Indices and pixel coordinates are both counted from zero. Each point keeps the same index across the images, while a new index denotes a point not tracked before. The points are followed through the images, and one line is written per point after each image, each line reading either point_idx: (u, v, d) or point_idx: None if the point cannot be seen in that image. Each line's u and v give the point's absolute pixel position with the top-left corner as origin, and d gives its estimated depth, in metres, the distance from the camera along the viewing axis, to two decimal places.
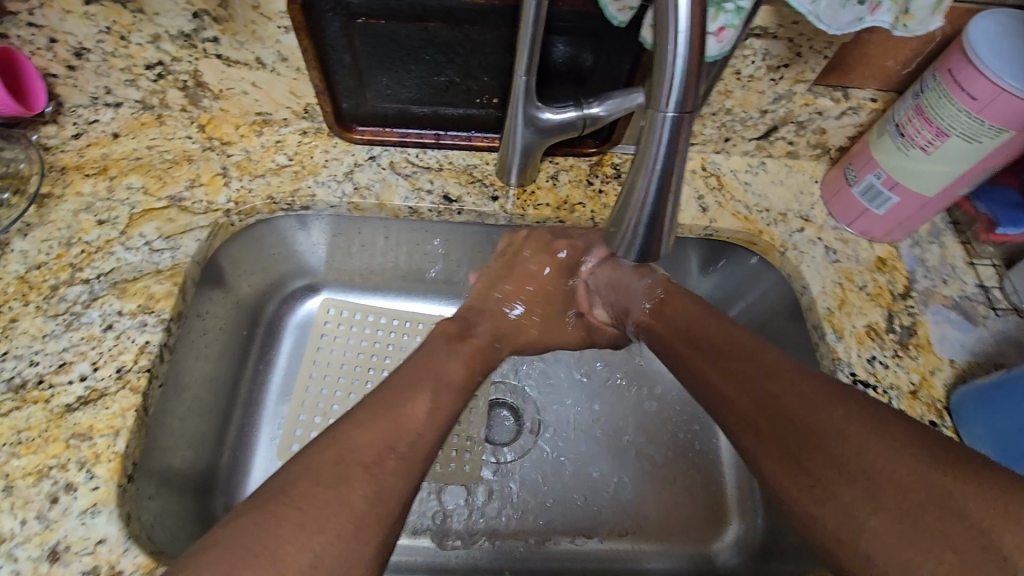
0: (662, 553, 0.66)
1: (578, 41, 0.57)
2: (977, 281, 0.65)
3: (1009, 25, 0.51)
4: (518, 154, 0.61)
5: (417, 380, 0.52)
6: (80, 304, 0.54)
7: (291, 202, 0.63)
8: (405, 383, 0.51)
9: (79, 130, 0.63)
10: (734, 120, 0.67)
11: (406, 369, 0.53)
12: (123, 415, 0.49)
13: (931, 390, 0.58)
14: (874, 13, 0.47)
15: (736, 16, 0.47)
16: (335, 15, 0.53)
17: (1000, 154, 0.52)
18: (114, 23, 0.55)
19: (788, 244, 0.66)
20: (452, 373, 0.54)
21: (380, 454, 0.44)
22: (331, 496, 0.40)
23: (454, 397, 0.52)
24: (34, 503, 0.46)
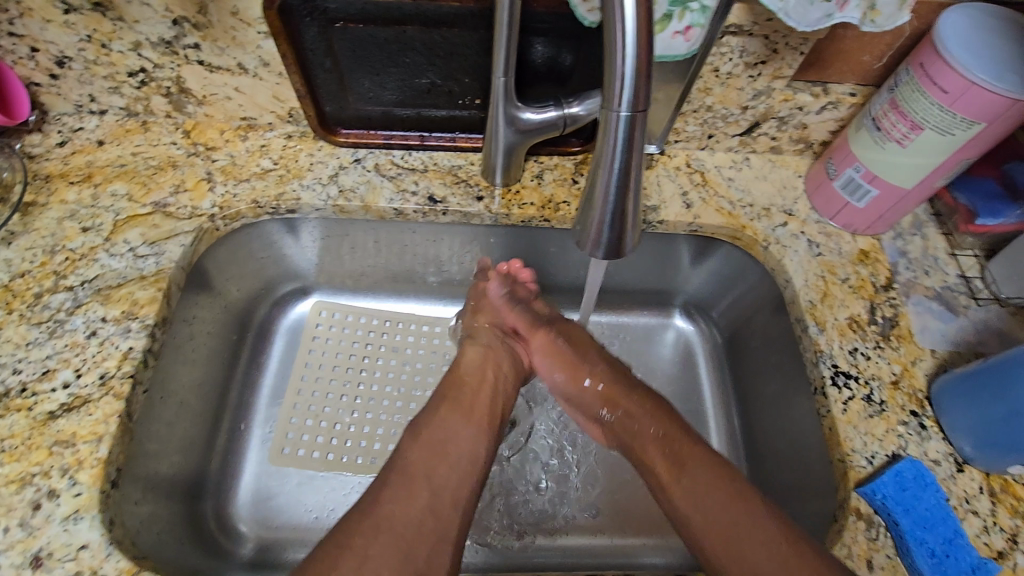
0: (655, 548, 0.66)
1: (557, 41, 0.57)
2: (959, 271, 0.66)
3: (981, 20, 0.51)
4: (501, 154, 0.61)
5: (434, 440, 0.52)
6: (64, 311, 0.55)
7: (276, 206, 0.63)
8: (424, 456, 0.51)
9: (63, 138, 0.63)
10: (715, 117, 0.67)
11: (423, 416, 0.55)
12: (106, 421, 0.50)
13: (913, 380, 0.59)
14: (843, 9, 0.48)
15: (701, 15, 0.48)
16: (313, 20, 0.54)
17: (974, 144, 0.52)
18: (95, 31, 0.55)
19: (770, 239, 0.67)
20: (462, 437, 0.53)
21: (419, 490, 0.48)
22: (388, 543, 0.45)
23: (472, 445, 0.53)
24: (17, 510, 0.46)
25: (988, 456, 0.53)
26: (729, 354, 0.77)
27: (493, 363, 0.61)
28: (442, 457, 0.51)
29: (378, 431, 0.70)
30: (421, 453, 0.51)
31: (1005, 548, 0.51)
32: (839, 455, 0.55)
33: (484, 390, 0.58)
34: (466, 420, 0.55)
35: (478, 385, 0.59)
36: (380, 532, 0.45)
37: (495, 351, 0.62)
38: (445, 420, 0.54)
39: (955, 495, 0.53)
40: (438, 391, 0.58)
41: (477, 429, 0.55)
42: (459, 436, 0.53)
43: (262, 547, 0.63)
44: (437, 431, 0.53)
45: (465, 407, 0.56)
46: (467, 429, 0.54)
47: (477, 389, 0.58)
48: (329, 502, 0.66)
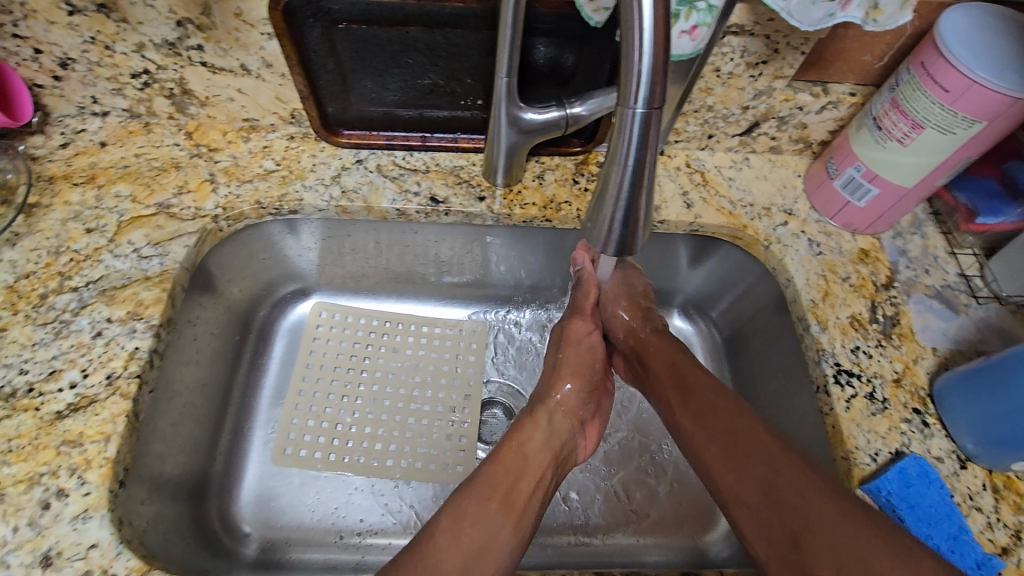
0: (656, 547, 0.67)
1: (559, 42, 0.58)
2: (958, 270, 0.66)
3: (982, 19, 0.52)
4: (503, 154, 0.61)
5: (474, 523, 0.48)
6: (70, 311, 0.55)
7: (278, 207, 0.63)
8: (456, 564, 0.45)
9: (66, 139, 0.63)
10: (715, 117, 0.68)
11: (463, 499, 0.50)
12: (113, 421, 0.50)
13: (914, 378, 0.59)
14: (845, 9, 0.48)
15: (708, 14, 0.49)
16: (317, 21, 0.54)
17: (978, 143, 0.53)
18: (99, 32, 0.55)
19: (772, 238, 0.67)
20: (499, 534, 0.48)
21: None
22: None
23: (507, 541, 0.48)
24: (25, 510, 0.46)
25: (990, 453, 0.53)
26: (729, 354, 0.77)
27: (558, 445, 0.58)
28: (478, 565, 0.46)
29: (380, 431, 0.70)
30: (455, 565, 0.45)
31: (1009, 544, 0.51)
32: (841, 453, 0.55)
33: (530, 479, 0.54)
34: (504, 513, 0.50)
35: (524, 475, 0.54)
36: (417, 573, 0.44)
37: (557, 437, 0.59)
38: (485, 517, 0.49)
39: (958, 492, 0.53)
40: (488, 470, 0.53)
41: (517, 529, 0.49)
42: (497, 541, 0.48)
43: (265, 547, 0.63)
44: (476, 529, 0.48)
45: (508, 500, 0.51)
46: (507, 535, 0.49)
47: (522, 480, 0.53)
48: (330, 503, 0.66)
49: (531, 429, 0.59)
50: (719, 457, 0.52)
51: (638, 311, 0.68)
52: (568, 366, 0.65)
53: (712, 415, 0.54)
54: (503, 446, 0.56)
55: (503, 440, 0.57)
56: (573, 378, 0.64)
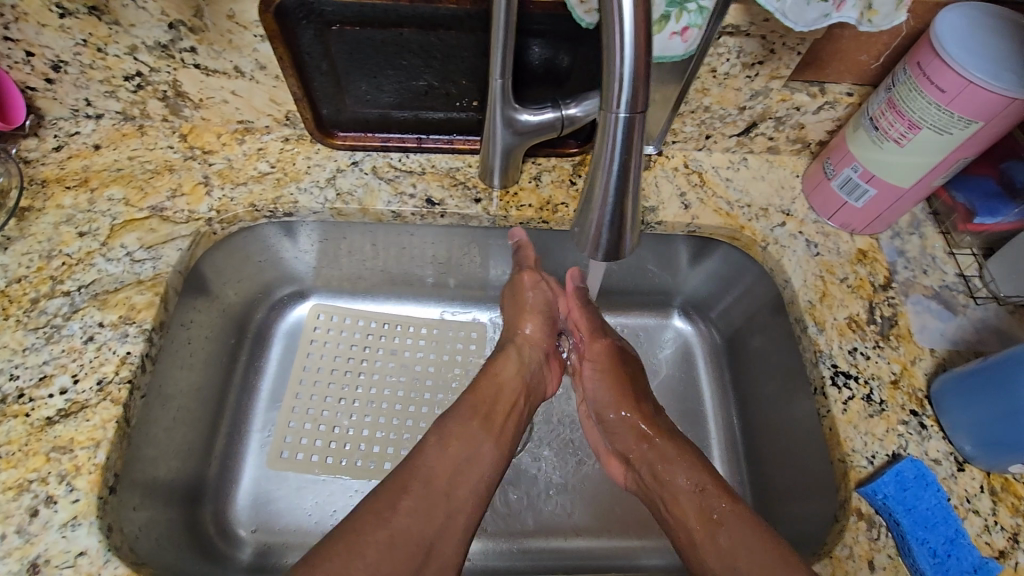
0: (654, 550, 0.66)
1: (554, 43, 0.57)
2: (957, 271, 0.66)
3: (977, 18, 0.52)
4: (499, 155, 0.61)
5: (460, 440, 0.53)
6: (61, 316, 0.54)
7: (273, 209, 0.63)
8: (446, 469, 0.50)
9: (60, 142, 0.63)
10: (712, 117, 0.67)
11: (449, 416, 0.55)
12: (104, 426, 0.50)
13: (912, 380, 0.59)
14: (840, 9, 0.48)
15: (698, 15, 0.48)
16: (310, 23, 0.54)
17: (972, 143, 0.52)
18: (90, 35, 0.55)
19: (769, 239, 0.67)
20: (485, 456, 0.53)
21: (427, 498, 0.48)
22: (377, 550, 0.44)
23: (494, 460, 0.53)
24: (14, 516, 0.46)
25: (988, 455, 0.53)
26: (729, 355, 0.76)
27: (529, 376, 0.62)
28: (464, 474, 0.51)
29: (378, 434, 0.70)
30: (445, 469, 0.50)
31: (1006, 547, 0.51)
32: (839, 455, 0.55)
33: (507, 406, 0.58)
34: (485, 432, 0.54)
35: (501, 402, 0.58)
36: (412, 479, 0.49)
37: (530, 368, 0.63)
38: (470, 435, 0.53)
39: (956, 495, 0.53)
40: (468, 396, 0.58)
41: (498, 444, 0.55)
42: (478, 451, 0.53)
43: (261, 551, 0.63)
44: (462, 446, 0.52)
45: (488, 423, 0.55)
46: (488, 448, 0.53)
47: (500, 403, 0.58)
48: (328, 506, 0.66)
49: (503, 361, 0.62)
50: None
51: (640, 409, 0.63)
52: (529, 309, 0.66)
53: (754, 556, 0.48)
54: (479, 377, 0.60)
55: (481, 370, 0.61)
56: (532, 319, 0.66)
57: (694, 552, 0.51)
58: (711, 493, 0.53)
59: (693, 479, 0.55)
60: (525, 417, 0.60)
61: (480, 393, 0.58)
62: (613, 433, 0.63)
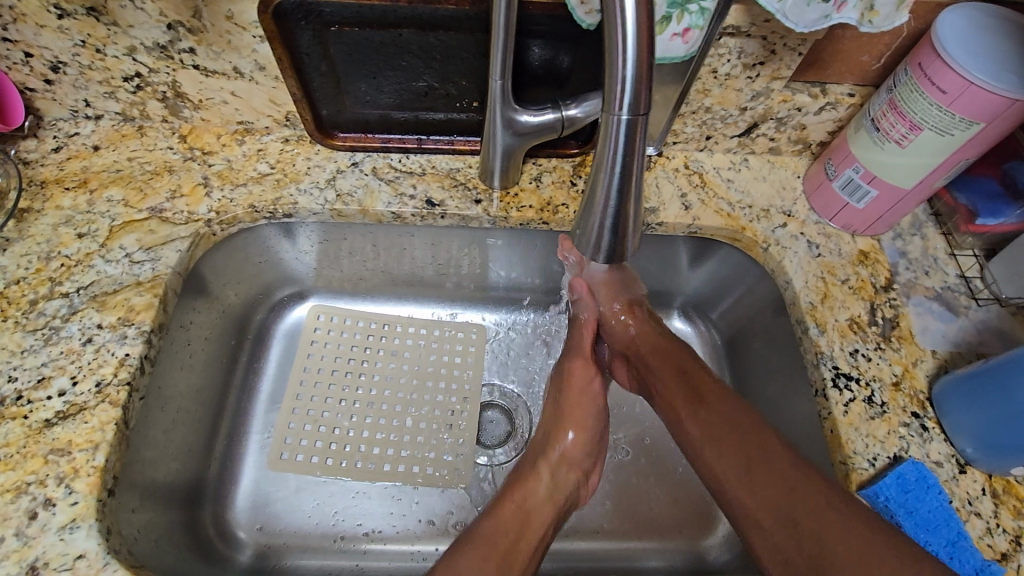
0: (656, 551, 0.66)
1: (554, 43, 0.57)
2: (959, 272, 0.66)
3: (978, 19, 0.51)
4: (499, 156, 0.61)
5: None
6: (59, 318, 0.54)
7: (273, 210, 0.63)
8: None
9: (59, 143, 0.63)
10: (713, 118, 0.67)
11: (463, 548, 0.51)
12: (102, 429, 0.50)
13: (914, 382, 0.59)
14: (840, 10, 0.47)
15: (700, 16, 0.48)
16: (308, 24, 0.54)
17: (973, 145, 0.52)
18: (89, 36, 0.55)
19: (770, 240, 0.67)
20: None
21: None
22: None
23: None
24: (12, 519, 0.46)
25: (990, 457, 0.52)
26: (730, 356, 0.76)
27: (562, 498, 0.58)
28: None
29: (378, 435, 0.70)
30: None
31: (1008, 550, 0.50)
32: (840, 457, 0.55)
33: (531, 534, 0.54)
34: (504, 571, 0.50)
35: (526, 530, 0.54)
36: None
37: (563, 489, 0.59)
38: (483, 569, 0.49)
39: (957, 497, 0.53)
40: (493, 520, 0.54)
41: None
42: None
43: (261, 553, 0.63)
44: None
45: (506, 556, 0.51)
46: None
47: (524, 531, 0.54)
48: (328, 507, 0.66)
49: (532, 482, 0.59)
50: (733, 474, 0.52)
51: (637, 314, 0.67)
52: (569, 417, 0.64)
53: (728, 428, 0.54)
54: (507, 499, 0.56)
55: (507, 492, 0.58)
56: (576, 428, 0.63)
57: (679, 423, 0.58)
58: (693, 371, 0.60)
59: (679, 363, 0.61)
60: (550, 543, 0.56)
61: (508, 521, 0.54)
62: (609, 333, 0.69)
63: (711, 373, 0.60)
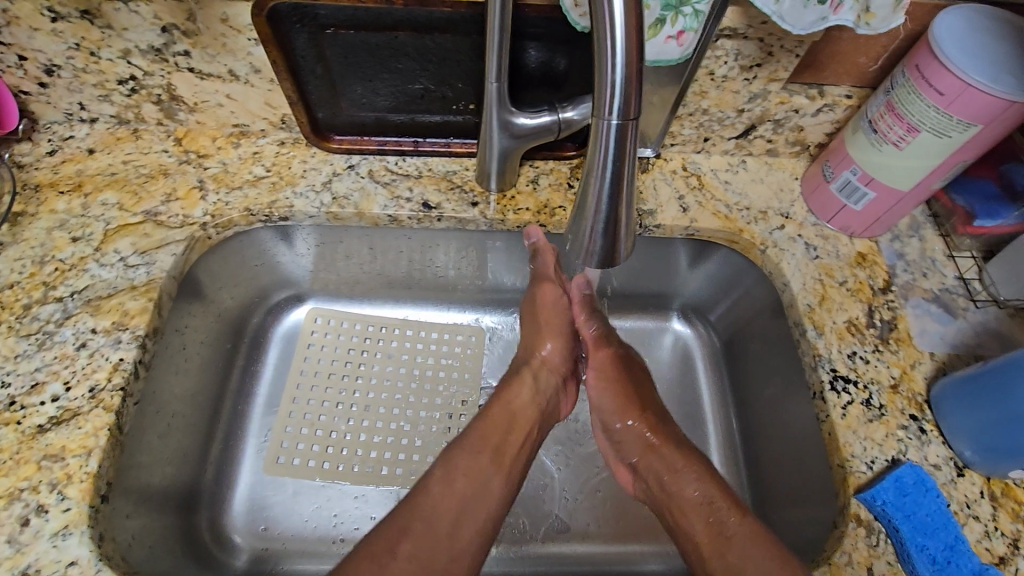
0: (654, 555, 0.66)
1: (550, 46, 0.57)
2: (957, 273, 0.66)
3: (974, 20, 0.51)
4: (496, 159, 0.61)
5: (464, 473, 0.51)
6: (53, 322, 0.54)
7: (269, 214, 0.63)
8: (449, 506, 0.49)
9: (53, 147, 0.63)
10: (710, 120, 0.67)
11: (450, 449, 0.53)
12: (96, 434, 0.49)
13: (912, 384, 0.59)
14: (837, 12, 0.47)
15: (695, 19, 0.48)
16: (304, 27, 0.53)
17: (968, 148, 0.52)
18: (83, 39, 0.55)
19: (768, 242, 0.66)
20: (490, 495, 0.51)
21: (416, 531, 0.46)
22: None
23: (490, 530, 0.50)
24: (5, 526, 0.45)
25: (988, 460, 0.52)
26: (728, 358, 0.76)
27: (545, 403, 0.61)
28: (472, 514, 0.49)
29: (375, 439, 0.69)
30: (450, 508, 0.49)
31: (1006, 554, 0.50)
32: (838, 461, 0.55)
33: (515, 431, 0.57)
34: (495, 466, 0.53)
35: (513, 427, 0.57)
36: (414, 522, 0.47)
37: (544, 395, 0.62)
38: (474, 469, 0.52)
39: (956, 500, 0.52)
40: (478, 426, 0.56)
41: (506, 478, 0.53)
42: (486, 484, 0.52)
43: (257, 557, 0.62)
44: (467, 479, 0.51)
45: (493, 447, 0.54)
46: (496, 481, 0.52)
47: (512, 431, 0.56)
48: (326, 512, 0.65)
49: (517, 386, 0.61)
50: None
51: (646, 418, 0.62)
52: (545, 327, 0.66)
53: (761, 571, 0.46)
54: (494, 403, 0.59)
55: (494, 397, 0.60)
56: (552, 338, 0.66)
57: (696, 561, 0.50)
58: (716, 497, 0.52)
59: (702, 488, 0.53)
60: (534, 448, 0.59)
61: (498, 419, 0.57)
62: (620, 442, 0.62)
63: (736, 502, 0.52)
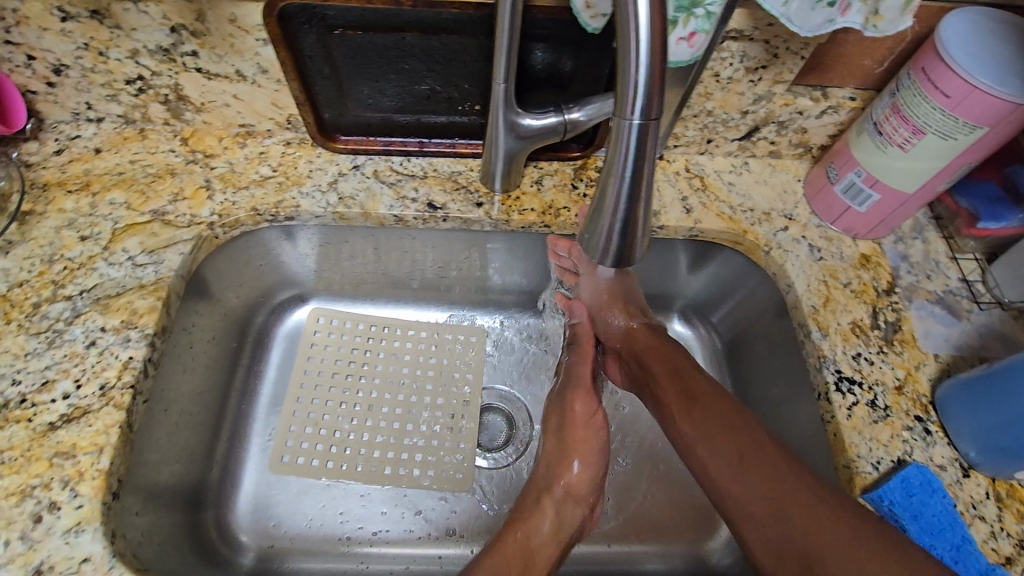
0: (657, 555, 0.66)
1: (557, 47, 0.57)
2: (960, 275, 0.66)
3: (983, 23, 0.51)
4: (502, 160, 0.61)
5: None
6: (62, 321, 0.54)
7: (275, 213, 0.63)
8: None
9: (60, 146, 0.63)
10: (715, 121, 0.67)
11: None
12: (107, 432, 0.49)
13: (916, 385, 0.59)
14: (845, 15, 0.47)
15: (706, 21, 0.48)
16: (312, 27, 0.54)
17: (979, 149, 0.52)
18: (92, 39, 0.55)
19: (772, 244, 0.67)
20: None
21: None
22: None
23: None
24: (17, 523, 0.45)
25: (993, 461, 0.52)
26: (730, 359, 0.76)
27: (566, 538, 0.58)
28: None
29: (379, 438, 0.70)
30: None
31: (1012, 554, 0.50)
32: (843, 461, 0.55)
33: (530, 572, 0.54)
34: None
35: (527, 569, 0.54)
36: None
37: (567, 523, 0.58)
38: None
39: (961, 501, 0.53)
40: (487, 559, 0.53)
41: None
42: None
43: (264, 556, 0.63)
44: None
45: None
46: None
47: (523, 572, 0.54)
48: (332, 510, 0.65)
49: (534, 520, 0.58)
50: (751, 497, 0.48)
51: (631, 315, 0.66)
52: (574, 446, 0.62)
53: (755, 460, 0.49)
54: (507, 536, 0.56)
55: (507, 529, 0.57)
56: (582, 459, 0.61)
57: (671, 423, 0.56)
58: (698, 387, 0.55)
59: (670, 363, 0.59)
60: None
61: (508, 556, 0.54)
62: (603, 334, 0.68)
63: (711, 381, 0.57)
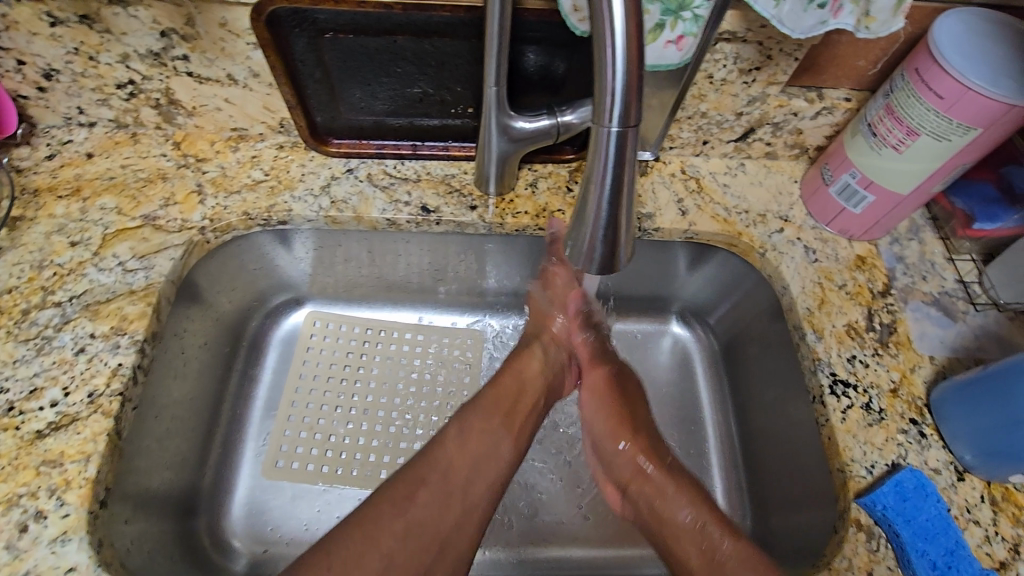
0: (652, 559, 0.66)
1: (549, 49, 0.57)
2: (957, 276, 0.66)
3: (972, 23, 0.51)
4: (494, 163, 0.60)
5: (474, 439, 0.53)
6: (52, 327, 0.54)
7: (267, 218, 0.63)
8: (463, 463, 0.51)
9: (52, 151, 0.63)
10: (710, 123, 0.67)
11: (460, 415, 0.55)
12: (95, 439, 0.49)
13: (912, 388, 0.58)
14: (837, 16, 0.47)
15: (694, 23, 0.48)
16: (303, 31, 0.53)
17: (970, 151, 0.52)
18: (82, 43, 0.55)
19: (767, 246, 0.66)
20: (501, 456, 0.53)
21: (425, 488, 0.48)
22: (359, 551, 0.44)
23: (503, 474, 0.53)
24: (3, 532, 0.45)
25: (988, 464, 0.52)
26: (726, 362, 0.76)
27: (552, 377, 0.63)
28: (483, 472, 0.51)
29: (374, 443, 0.69)
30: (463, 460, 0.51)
31: (1006, 559, 0.50)
32: (838, 465, 0.54)
33: (525, 400, 0.58)
34: (505, 427, 0.55)
35: (521, 397, 0.58)
36: (431, 472, 0.49)
37: (552, 367, 0.63)
38: (485, 430, 0.54)
39: (956, 505, 0.52)
40: (490, 389, 0.58)
41: (515, 441, 0.55)
42: (499, 446, 0.54)
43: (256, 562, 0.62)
44: (481, 439, 0.53)
45: (503, 410, 0.56)
46: (505, 446, 0.54)
47: (518, 403, 0.58)
48: (327, 514, 0.65)
49: (528, 357, 0.62)
50: None
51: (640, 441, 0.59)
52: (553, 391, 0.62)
53: None
54: (503, 370, 0.60)
55: (504, 364, 0.61)
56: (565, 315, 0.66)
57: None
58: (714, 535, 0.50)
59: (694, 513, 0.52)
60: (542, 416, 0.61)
61: (506, 388, 0.58)
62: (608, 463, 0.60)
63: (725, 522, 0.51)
